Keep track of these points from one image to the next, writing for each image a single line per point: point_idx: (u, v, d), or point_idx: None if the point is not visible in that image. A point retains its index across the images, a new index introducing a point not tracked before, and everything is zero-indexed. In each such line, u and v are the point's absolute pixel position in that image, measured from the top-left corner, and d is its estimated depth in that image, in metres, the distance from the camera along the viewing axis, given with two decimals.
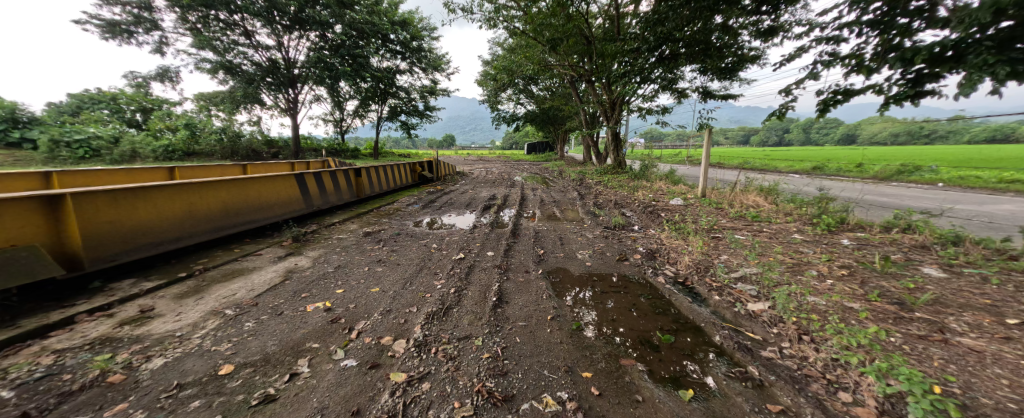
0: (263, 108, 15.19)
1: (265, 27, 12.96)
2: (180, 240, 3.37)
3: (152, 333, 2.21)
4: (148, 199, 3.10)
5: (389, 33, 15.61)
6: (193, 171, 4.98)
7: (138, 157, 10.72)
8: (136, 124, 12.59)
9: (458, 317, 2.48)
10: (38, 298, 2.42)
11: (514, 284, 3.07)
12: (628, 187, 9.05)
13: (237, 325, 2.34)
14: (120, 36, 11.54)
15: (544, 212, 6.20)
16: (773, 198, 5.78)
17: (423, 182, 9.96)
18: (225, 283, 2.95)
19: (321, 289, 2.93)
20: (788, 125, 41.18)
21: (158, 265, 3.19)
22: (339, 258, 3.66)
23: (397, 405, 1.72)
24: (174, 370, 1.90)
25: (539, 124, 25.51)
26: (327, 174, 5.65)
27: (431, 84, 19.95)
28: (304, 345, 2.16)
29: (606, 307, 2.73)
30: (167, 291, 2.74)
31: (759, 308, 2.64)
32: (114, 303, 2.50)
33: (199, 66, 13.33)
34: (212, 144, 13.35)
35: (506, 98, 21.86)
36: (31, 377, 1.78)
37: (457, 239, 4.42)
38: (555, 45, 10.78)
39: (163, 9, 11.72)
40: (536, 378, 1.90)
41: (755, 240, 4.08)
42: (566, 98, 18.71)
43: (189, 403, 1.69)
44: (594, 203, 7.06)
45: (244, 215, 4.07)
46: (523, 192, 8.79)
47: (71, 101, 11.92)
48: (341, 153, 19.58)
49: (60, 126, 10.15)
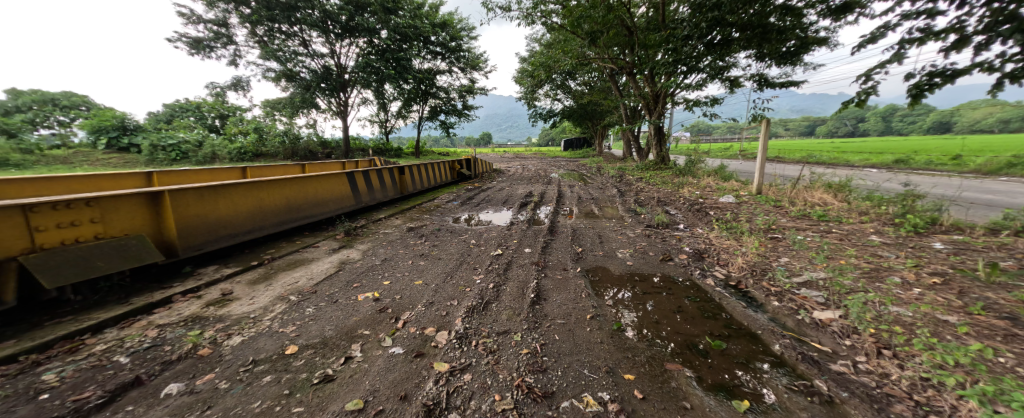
0: (319, 112, 16.22)
1: (320, 37, 13.95)
2: (251, 232, 3.74)
3: (232, 313, 2.49)
4: (227, 195, 3.47)
5: (430, 35, 16.13)
6: (260, 170, 5.47)
7: (217, 158, 12.21)
8: (216, 129, 14.24)
9: (497, 312, 2.53)
10: (146, 279, 2.84)
11: (552, 282, 3.05)
12: (672, 184, 8.59)
13: (300, 309, 2.57)
14: (203, 51, 13.04)
15: (582, 209, 6.09)
16: (844, 196, 5.19)
17: (461, 180, 10.22)
18: (289, 271, 3.25)
19: (370, 280, 3.12)
20: (864, 115, 36.66)
21: (235, 254, 3.58)
22: (385, 252, 3.87)
23: (440, 393, 1.79)
24: (249, 347, 2.12)
25: (577, 120, 25.10)
26: (374, 173, 5.98)
27: (470, 83, 20.34)
28: (357, 331, 2.32)
29: (649, 309, 2.62)
30: (242, 277, 3.07)
31: (827, 317, 2.39)
32: (201, 286, 2.84)
33: (266, 75, 14.59)
34: (277, 146, 14.62)
35: (542, 93, 21.22)
36: (141, 346, 2.07)
37: (495, 235, 4.48)
38: (594, 38, 10.45)
39: (236, 24, 13.02)
40: (575, 376, 1.88)
41: (822, 241, 3.70)
42: (605, 91, 18.22)
43: (262, 378, 1.88)
44: (634, 201, 6.80)
45: (304, 210, 4.44)
46: (560, 189, 8.68)
47: (166, 110, 13.77)
48: (386, 152, 20.69)
49: (157, 132, 11.79)
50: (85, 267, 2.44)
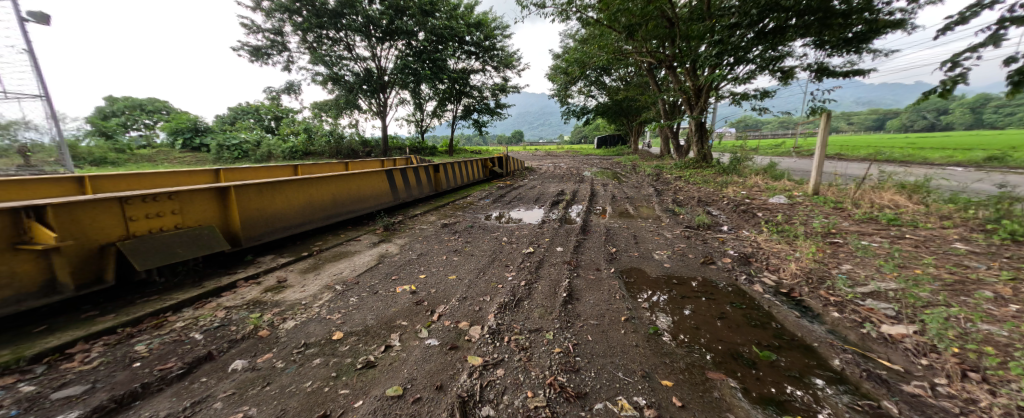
0: (360, 113, 16.99)
1: (363, 41, 14.63)
2: (303, 225, 4.04)
3: (286, 300, 2.70)
4: (282, 191, 3.76)
5: (465, 35, 16.43)
6: (309, 167, 5.86)
7: (272, 157, 13.27)
8: (271, 130, 15.44)
9: (529, 310, 2.54)
10: (214, 265, 3.16)
11: (584, 282, 3.02)
12: (715, 183, 8.13)
13: (345, 298, 2.74)
14: (261, 59, 14.16)
15: (616, 209, 5.94)
16: (921, 198, 4.65)
17: (493, 178, 10.32)
18: (335, 262, 3.46)
19: (407, 273, 3.26)
20: (945, 106, 32.49)
21: (289, 245, 3.88)
22: (421, 247, 4.02)
23: (474, 386, 1.83)
24: (301, 331, 2.30)
25: (611, 116, 24.45)
26: (410, 170, 6.20)
27: (503, 81, 20.45)
28: (395, 321, 2.43)
29: (687, 314, 2.51)
30: (294, 267, 3.32)
31: (898, 333, 2.17)
32: (260, 274, 3.11)
33: (314, 79, 15.54)
34: (324, 145, 15.36)
35: (577, 91, 21.08)
36: (211, 325, 2.31)
37: (527, 233, 4.50)
38: (632, 32, 10.11)
39: (289, 33, 13.98)
40: (609, 379, 1.85)
41: (892, 248, 3.35)
42: (643, 87, 17.59)
43: (313, 360, 2.02)
44: (672, 200, 6.53)
45: (348, 205, 4.71)
46: (593, 187, 8.51)
47: (230, 113, 15.17)
48: (422, 150, 21.35)
49: (222, 133, 13.03)
50: (167, 253, 2.75)
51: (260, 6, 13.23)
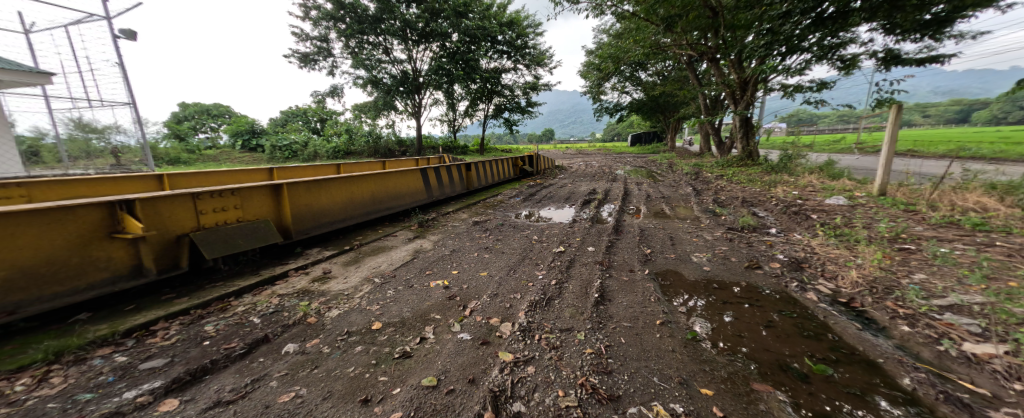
0: (397, 114, 17.59)
1: (400, 45, 15.15)
2: (345, 220, 4.28)
3: (331, 290, 2.89)
4: (327, 188, 4.02)
5: (497, 35, 16.56)
6: (350, 166, 6.19)
7: (317, 156, 14.17)
8: (317, 131, 16.48)
9: (560, 309, 2.54)
10: (269, 256, 3.43)
11: (617, 282, 2.97)
12: (761, 183, 7.61)
13: (383, 291, 2.88)
14: (309, 65, 15.11)
15: (650, 208, 5.76)
16: (1014, 200, 4.11)
17: (523, 176, 10.34)
18: (374, 256, 3.64)
19: (441, 268, 3.36)
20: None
21: (333, 239, 4.13)
22: (453, 243, 4.12)
23: (506, 381, 1.87)
24: (345, 320, 2.45)
25: (647, 113, 23.63)
26: (443, 169, 6.36)
27: (534, 80, 20.39)
28: (429, 314, 2.52)
29: (727, 320, 2.40)
30: (338, 259, 3.54)
31: (986, 353, 1.93)
32: (308, 265, 3.34)
33: (355, 82, 16.30)
34: (364, 145, 16.02)
35: (610, 87, 20.59)
36: (267, 310, 2.52)
37: (557, 232, 4.48)
38: (670, 24, 9.71)
39: (333, 39, 14.78)
40: (643, 383, 1.81)
41: (978, 257, 2.99)
42: (682, 81, 16.83)
43: (355, 347, 2.15)
44: (712, 200, 6.22)
45: (386, 202, 4.93)
46: (627, 186, 8.29)
47: (282, 116, 16.43)
48: (454, 149, 21.83)
49: (274, 135, 14.15)
50: (231, 243, 3.03)
51: (308, 15, 14.09)
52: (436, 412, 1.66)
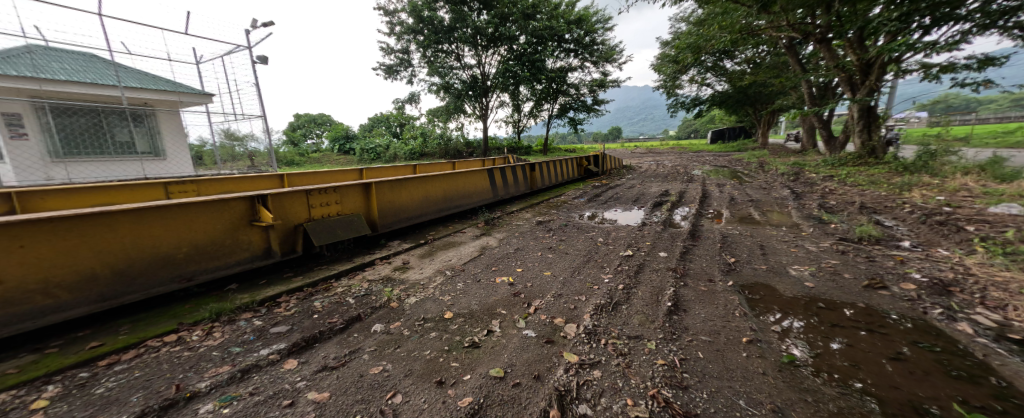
0: (466, 117, 18.42)
1: (470, 51, 15.83)
2: (421, 216, 4.65)
3: (409, 279, 3.17)
4: (406, 186, 4.41)
5: (565, 33, 16.46)
6: (425, 167, 6.64)
7: (396, 158, 15.55)
8: (396, 134, 18.09)
9: (628, 315, 2.46)
10: (360, 246, 3.88)
11: (693, 292, 2.76)
12: (887, 186, 6.42)
13: (454, 283, 3.08)
14: (391, 75, 16.62)
15: (733, 213, 5.22)
16: None
17: (588, 176, 10.12)
18: (446, 250, 3.90)
19: (506, 265, 3.47)
20: None
21: (411, 233, 4.52)
22: (517, 242, 4.22)
23: (571, 382, 1.86)
24: (421, 307, 2.68)
25: (731, 107, 21.37)
26: (508, 169, 6.53)
27: (602, 77, 19.75)
28: (496, 309, 2.63)
29: (829, 345, 2.09)
30: (415, 251, 3.86)
31: None
32: (391, 256, 3.70)
33: (430, 89, 17.48)
34: (436, 147, 17.16)
35: (688, 80, 18.91)
36: (358, 294, 2.86)
37: (624, 235, 4.32)
38: (764, 5, 8.63)
39: (412, 50, 16.04)
40: (726, 404, 1.67)
41: None
42: (777, 68, 14.88)
43: (430, 333, 2.34)
44: (813, 206, 5.41)
45: (456, 201, 5.23)
46: (705, 188, 7.61)
47: (370, 122, 18.40)
48: (518, 150, 22.20)
49: (362, 140, 15.86)
50: (333, 234, 3.50)
51: (392, 31, 15.49)
52: (504, 402, 1.73)
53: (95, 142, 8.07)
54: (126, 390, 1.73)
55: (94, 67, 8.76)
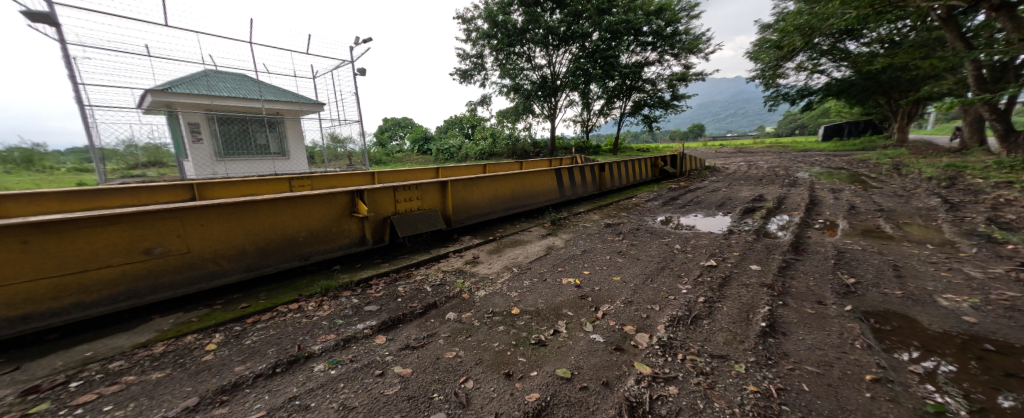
0: (534, 117, 18.50)
1: (542, 51, 15.87)
2: (491, 213, 4.82)
3: (479, 273, 3.31)
4: (478, 185, 4.61)
5: (642, 26, 15.55)
6: (495, 167, 6.84)
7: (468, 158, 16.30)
8: (468, 135, 18.97)
9: (711, 331, 2.25)
10: (436, 240, 4.17)
11: (792, 313, 2.42)
12: None
13: (520, 280, 3.13)
14: (466, 79, 17.49)
15: (848, 224, 4.40)
16: None
17: (664, 178, 9.45)
18: (513, 248, 3.99)
19: (573, 267, 3.42)
20: None
21: (481, 229, 4.71)
22: (585, 244, 4.13)
23: (644, 394, 1.76)
24: (490, 300, 2.78)
25: (848, 97, 18.07)
26: (576, 169, 6.41)
27: (683, 70, 18.21)
28: (562, 310, 2.61)
29: (989, 397, 1.65)
30: (484, 247, 4.02)
31: None
32: (463, 250, 3.91)
33: (501, 90, 17.96)
34: (505, 147, 17.60)
35: (795, 67, 16.54)
36: (435, 283, 3.07)
37: (705, 243, 3.94)
38: None
39: (485, 54, 16.66)
40: None
41: None
42: (928, 47, 12.13)
43: (498, 327, 2.41)
44: (970, 220, 4.29)
45: (523, 200, 5.31)
46: (812, 194, 6.54)
47: (446, 124, 19.58)
48: (586, 150, 21.62)
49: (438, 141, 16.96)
50: (415, 226, 3.81)
51: (469, 37, 16.27)
52: (571, 404, 1.71)
53: (246, 144, 10.04)
54: (264, 344, 2.11)
55: (245, 84, 10.81)
